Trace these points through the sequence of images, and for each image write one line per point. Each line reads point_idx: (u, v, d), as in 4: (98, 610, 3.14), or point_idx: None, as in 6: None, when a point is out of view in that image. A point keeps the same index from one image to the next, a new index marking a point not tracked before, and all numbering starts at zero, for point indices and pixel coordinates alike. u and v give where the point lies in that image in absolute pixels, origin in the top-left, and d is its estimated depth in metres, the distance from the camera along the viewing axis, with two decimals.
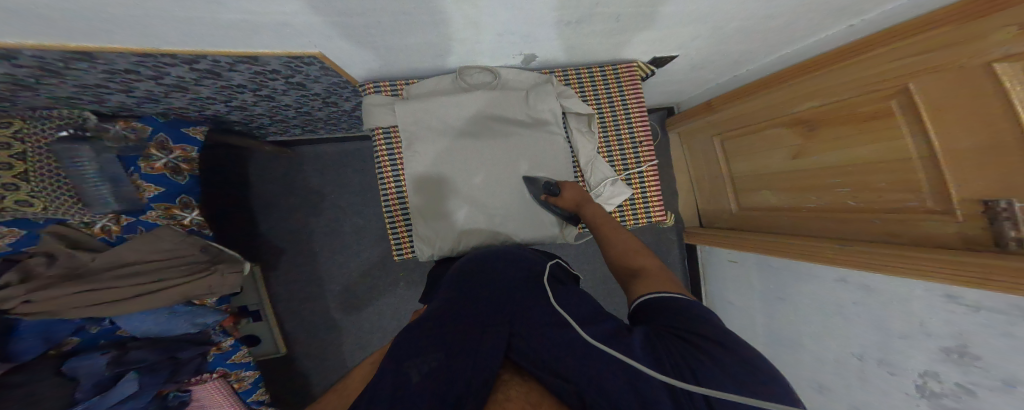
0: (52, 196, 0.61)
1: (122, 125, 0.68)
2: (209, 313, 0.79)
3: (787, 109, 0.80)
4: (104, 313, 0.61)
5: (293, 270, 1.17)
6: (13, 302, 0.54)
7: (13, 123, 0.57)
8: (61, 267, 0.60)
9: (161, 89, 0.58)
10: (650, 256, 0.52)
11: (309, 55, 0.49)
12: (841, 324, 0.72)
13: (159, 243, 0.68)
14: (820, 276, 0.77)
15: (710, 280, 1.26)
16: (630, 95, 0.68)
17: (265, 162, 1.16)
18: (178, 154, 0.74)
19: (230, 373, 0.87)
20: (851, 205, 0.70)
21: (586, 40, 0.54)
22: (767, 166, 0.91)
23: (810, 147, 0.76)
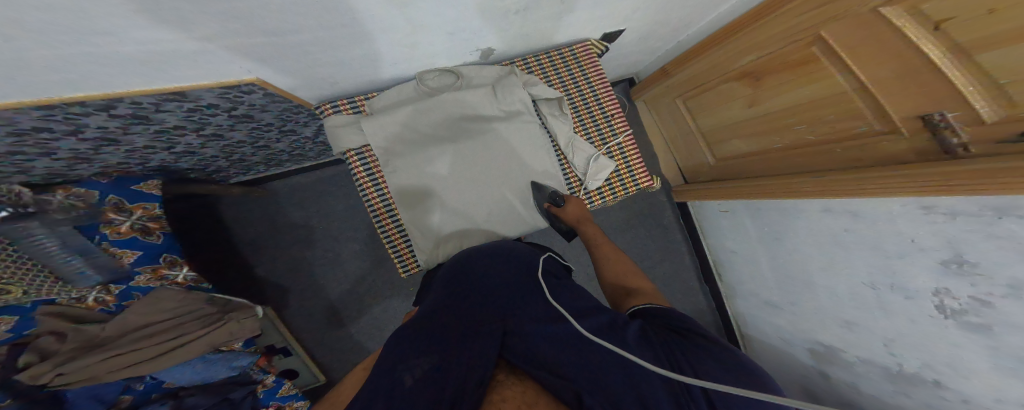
0: (28, 279, 0.57)
1: (62, 193, 0.61)
2: (241, 355, 0.82)
3: (734, 64, 0.81)
4: (138, 372, 0.62)
5: (300, 307, 1.18)
6: (46, 377, 0.54)
7: None
8: (77, 339, 0.59)
9: (86, 146, 0.54)
10: (644, 280, 0.57)
11: (245, 82, 0.48)
12: (844, 255, 0.74)
13: (163, 303, 0.69)
14: (809, 211, 0.79)
15: (709, 233, 1.28)
16: (591, 72, 0.69)
17: (243, 204, 1.14)
18: (141, 213, 0.70)
19: (284, 405, 0.97)
20: (812, 139, 0.72)
21: (531, 28, 0.55)
22: (729, 117, 0.92)
23: (761, 95, 0.79)
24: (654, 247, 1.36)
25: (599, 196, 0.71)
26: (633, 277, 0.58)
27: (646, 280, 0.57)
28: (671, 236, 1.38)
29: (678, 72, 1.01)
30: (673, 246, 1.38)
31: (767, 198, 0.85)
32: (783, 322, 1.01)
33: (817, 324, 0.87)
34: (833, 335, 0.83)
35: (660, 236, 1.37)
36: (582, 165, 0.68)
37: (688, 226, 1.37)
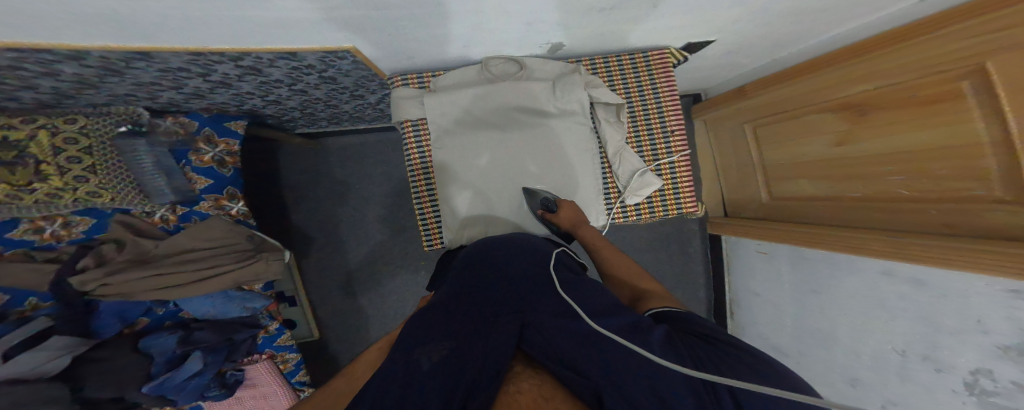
0: (118, 188, 0.68)
1: (170, 120, 0.74)
2: (257, 297, 0.87)
3: (838, 93, 0.73)
4: (168, 295, 0.69)
5: (321, 259, 1.23)
6: (93, 283, 0.63)
7: (78, 119, 0.62)
8: (132, 253, 0.69)
9: (205, 86, 0.62)
10: (651, 280, 0.55)
11: (343, 49, 0.50)
12: (879, 318, 0.69)
13: (210, 232, 0.74)
14: (866, 270, 0.72)
15: (735, 271, 1.24)
16: (661, 80, 0.66)
17: (297, 155, 1.21)
18: (223, 148, 0.81)
19: (277, 354, 0.99)
20: (903, 194, 0.64)
21: (613, 28, 0.53)
22: (805, 154, 0.86)
23: (858, 132, 0.71)
24: (672, 272, 1.34)
25: (635, 212, 0.68)
26: (639, 279, 0.56)
27: (652, 280, 0.55)
28: (692, 263, 1.35)
29: (756, 95, 0.95)
30: (691, 273, 1.35)
31: (819, 248, 0.80)
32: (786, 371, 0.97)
33: (820, 377, 0.84)
34: (835, 392, 0.80)
35: (681, 261, 1.34)
36: (626, 177, 0.66)
37: (714, 258, 1.33)
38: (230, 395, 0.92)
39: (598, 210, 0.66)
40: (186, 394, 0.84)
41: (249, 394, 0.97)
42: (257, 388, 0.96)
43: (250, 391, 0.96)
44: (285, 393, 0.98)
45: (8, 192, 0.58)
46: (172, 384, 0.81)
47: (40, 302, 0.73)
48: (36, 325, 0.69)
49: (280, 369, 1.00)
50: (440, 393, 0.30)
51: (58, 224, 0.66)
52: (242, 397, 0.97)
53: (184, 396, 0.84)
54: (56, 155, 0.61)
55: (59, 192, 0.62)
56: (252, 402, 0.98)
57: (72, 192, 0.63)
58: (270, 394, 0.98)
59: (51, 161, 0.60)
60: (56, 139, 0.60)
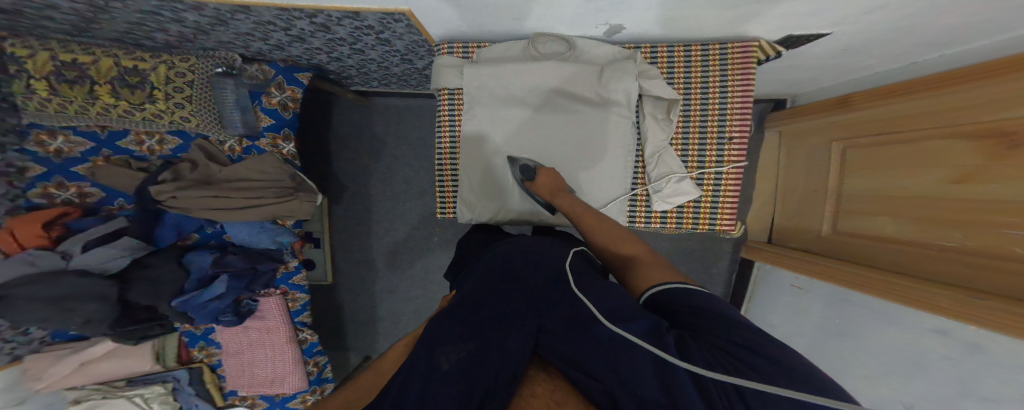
0: (204, 118, 0.84)
1: (256, 66, 0.86)
2: (285, 232, 0.96)
3: (983, 115, 0.59)
4: (213, 216, 0.84)
5: (350, 210, 1.30)
6: (165, 195, 0.81)
7: (190, 59, 0.81)
8: (198, 174, 0.85)
9: (286, 40, 0.69)
10: (639, 244, 0.53)
11: (399, 11, 0.50)
12: (915, 378, 0.62)
13: (262, 166, 0.86)
14: (913, 324, 0.65)
15: (758, 300, 1.18)
16: (733, 79, 0.59)
17: (346, 111, 1.27)
18: (288, 94, 0.91)
19: (289, 292, 1.05)
20: (1017, 253, 0.52)
21: (685, 13, 0.48)
22: (899, 188, 0.76)
23: (991, 170, 0.57)
24: None
25: (660, 219, 0.66)
26: (627, 245, 0.53)
27: (639, 243, 0.53)
28: (711, 280, 1.30)
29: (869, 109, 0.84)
30: (707, 290, 1.30)
31: (875, 295, 0.72)
32: None
33: None
34: None
35: (700, 276, 1.30)
36: (661, 180, 0.62)
37: (739, 281, 1.26)
38: (239, 323, 0.98)
39: (621, 211, 0.64)
40: (206, 314, 0.92)
41: (255, 326, 1.03)
42: (262, 321, 1.03)
43: (256, 322, 1.02)
44: (286, 330, 1.04)
45: (132, 108, 0.79)
46: (198, 301, 0.90)
47: (125, 204, 0.91)
48: (114, 224, 0.85)
49: (288, 307, 1.05)
50: (454, 397, 0.31)
51: (156, 139, 0.87)
52: (248, 328, 1.03)
53: (204, 316, 0.92)
54: (166, 85, 0.79)
55: (163, 114, 0.81)
56: (255, 334, 1.04)
57: (171, 116, 0.81)
58: (272, 328, 1.03)
59: (160, 88, 0.79)
60: (170, 71, 0.79)
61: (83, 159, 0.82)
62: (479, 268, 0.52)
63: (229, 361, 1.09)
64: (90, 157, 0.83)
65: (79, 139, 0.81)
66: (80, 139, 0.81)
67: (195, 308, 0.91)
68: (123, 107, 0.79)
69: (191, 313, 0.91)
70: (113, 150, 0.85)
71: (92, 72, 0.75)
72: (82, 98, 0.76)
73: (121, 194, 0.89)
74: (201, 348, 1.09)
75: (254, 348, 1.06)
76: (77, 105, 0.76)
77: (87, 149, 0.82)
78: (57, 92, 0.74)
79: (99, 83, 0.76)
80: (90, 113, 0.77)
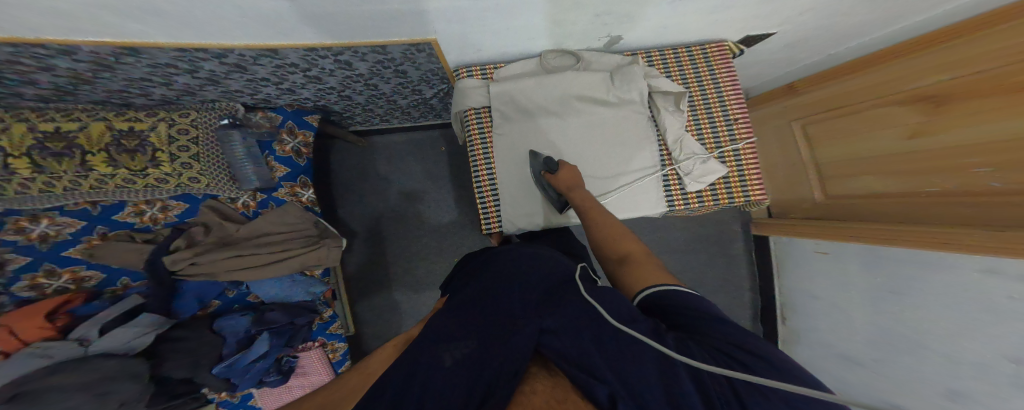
0: (215, 176, 0.84)
1: (260, 114, 0.91)
2: (317, 283, 1.00)
3: (907, 84, 0.72)
4: (245, 276, 0.86)
5: (364, 252, 1.28)
6: (181, 264, 0.81)
7: (190, 114, 0.82)
8: (216, 236, 0.85)
9: (302, 81, 0.73)
10: (638, 243, 0.52)
11: (426, 40, 0.55)
12: (982, 320, 0.62)
13: (286, 217, 0.90)
14: (962, 267, 0.66)
15: (788, 273, 1.19)
16: (722, 70, 0.67)
17: (350, 153, 1.29)
18: (300, 139, 0.98)
19: (328, 342, 1.07)
20: (995, 187, 0.60)
21: (680, 18, 0.54)
22: (866, 150, 0.83)
23: (934, 123, 0.68)
24: (714, 274, 1.31)
25: (698, 200, 0.67)
26: (626, 241, 0.52)
27: (637, 242, 0.52)
28: (735, 265, 1.32)
29: (818, 88, 0.93)
30: (733, 275, 1.32)
31: (897, 244, 0.77)
32: (854, 379, 0.90)
33: (902, 389, 0.77)
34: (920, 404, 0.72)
35: (723, 262, 1.32)
36: (689, 163, 0.65)
37: (764, 260, 1.28)
38: (286, 380, 0.99)
39: (660, 197, 0.66)
40: (249, 377, 0.91)
41: (298, 383, 1.03)
42: (306, 377, 1.02)
43: (299, 380, 1.02)
44: (331, 382, 1.05)
45: (132, 175, 0.77)
46: (240, 366, 0.89)
47: (129, 282, 0.86)
48: (130, 302, 0.82)
49: (329, 358, 1.07)
50: (460, 391, 0.30)
51: (158, 207, 0.84)
52: (291, 387, 1.03)
53: (247, 380, 0.91)
54: (170, 145, 0.79)
55: (169, 177, 0.80)
56: (299, 392, 1.03)
57: (178, 178, 0.80)
58: (316, 383, 1.04)
59: (165, 150, 0.79)
60: (172, 130, 0.80)
61: (76, 240, 0.78)
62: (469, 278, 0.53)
63: None
64: (83, 238, 0.79)
65: (68, 218, 0.77)
66: (68, 219, 0.77)
67: (236, 375, 0.89)
68: (122, 175, 0.76)
69: (233, 379, 0.89)
70: (108, 225, 0.81)
71: (80, 141, 0.73)
72: (73, 171, 0.73)
73: (125, 271, 0.84)
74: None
75: None
76: (66, 180, 0.72)
77: (79, 228, 0.78)
78: (42, 167, 0.70)
79: (93, 153, 0.74)
80: (82, 186, 0.74)
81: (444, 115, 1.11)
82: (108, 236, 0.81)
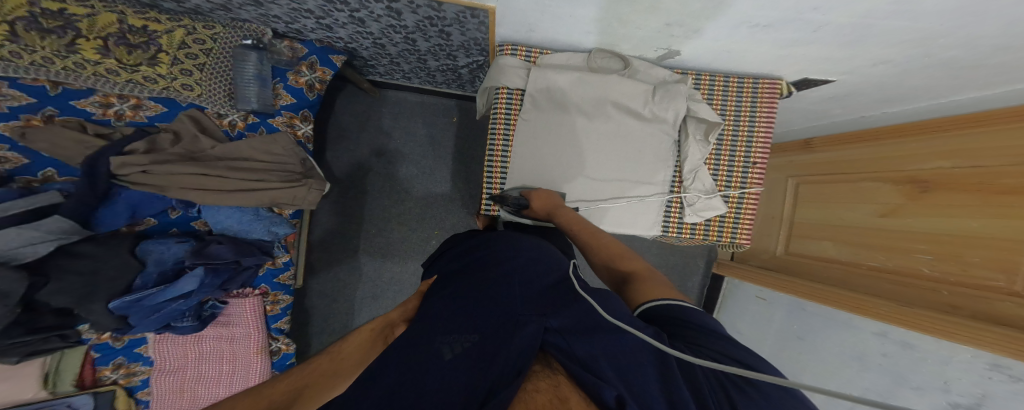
0: (209, 89, 0.76)
1: (286, 43, 0.82)
2: (282, 224, 0.93)
3: (904, 165, 0.78)
4: (202, 198, 0.77)
5: (340, 203, 1.21)
6: (130, 169, 0.72)
7: (216, 28, 0.74)
8: (183, 148, 0.78)
9: (344, 21, 0.68)
10: (641, 261, 0.54)
11: (485, 7, 0.52)
12: (853, 369, 0.76)
13: (273, 146, 0.84)
14: (857, 327, 0.78)
15: (726, 310, 1.31)
16: (762, 110, 0.70)
17: (354, 99, 1.20)
18: (318, 75, 0.89)
19: (270, 293, 1.01)
20: (925, 272, 0.69)
21: (753, 45, 0.55)
22: (840, 218, 0.92)
23: (911, 207, 0.75)
24: None
25: (690, 230, 0.73)
26: (627, 259, 0.55)
27: (638, 260, 0.54)
28: (687, 293, 1.42)
29: (830, 150, 1.00)
30: None
31: (824, 304, 0.87)
32: None
33: None
34: None
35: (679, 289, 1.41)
36: (695, 196, 0.70)
37: (711, 295, 1.40)
38: (199, 329, 0.92)
39: (656, 222, 0.70)
40: (155, 318, 0.83)
41: (211, 335, 0.96)
42: (228, 328, 0.96)
43: (216, 331, 0.96)
44: (258, 339, 0.99)
45: (120, 68, 0.68)
46: (149, 304, 0.81)
47: (54, 175, 0.76)
48: (45, 200, 0.72)
49: (265, 310, 1.01)
50: (459, 388, 0.28)
51: (130, 104, 0.76)
52: (202, 338, 0.96)
53: (150, 321, 0.83)
54: (177, 50, 0.71)
55: (160, 78, 0.72)
56: (211, 344, 0.97)
57: (169, 82, 0.72)
58: (239, 336, 0.97)
59: (170, 53, 0.71)
60: (187, 37, 0.72)
61: (13, 116, 0.68)
62: (463, 269, 0.52)
63: (161, 380, 0.97)
64: (23, 115, 0.69)
65: (15, 92, 0.67)
66: (15, 92, 0.67)
67: (137, 313, 0.81)
68: (108, 65, 0.68)
69: (133, 318, 0.81)
70: (60, 108, 0.72)
71: (81, 25, 0.65)
72: (54, 50, 0.64)
73: (54, 162, 0.75)
74: (116, 366, 0.94)
75: (206, 359, 0.98)
76: (39, 55, 0.63)
77: (24, 104, 0.68)
78: (18, 38, 0.61)
79: (87, 38, 0.65)
80: (54, 66, 0.64)
81: (465, 87, 1.08)
82: (54, 120, 0.71)
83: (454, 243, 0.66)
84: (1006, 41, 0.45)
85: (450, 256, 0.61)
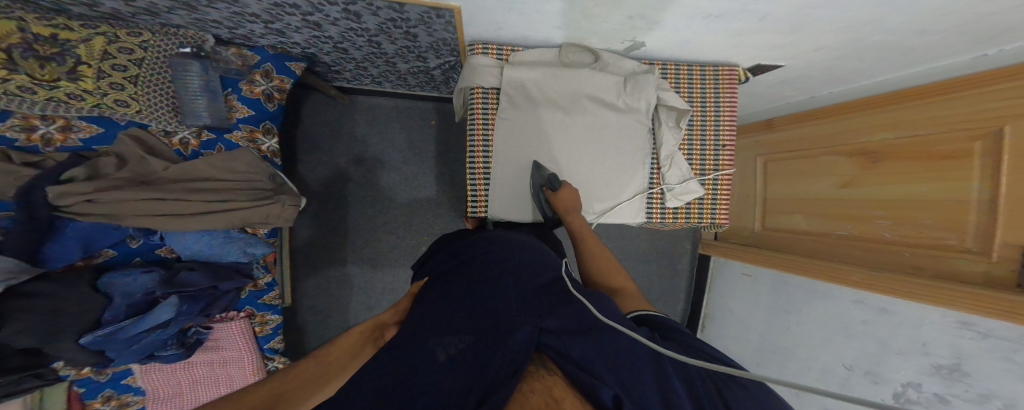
0: (147, 104, 0.70)
1: (234, 51, 0.78)
2: (258, 243, 0.89)
3: (852, 138, 0.84)
4: (161, 223, 0.73)
5: (321, 217, 1.17)
6: (75, 198, 0.66)
7: (143, 34, 0.68)
8: (130, 172, 0.72)
9: (296, 25, 0.65)
10: (626, 280, 0.60)
11: (450, 7, 0.52)
12: (840, 338, 0.80)
13: (235, 163, 0.80)
14: (836, 296, 0.83)
15: (715, 290, 1.35)
16: (725, 95, 0.72)
17: (321, 106, 1.16)
18: (275, 84, 0.86)
19: (257, 314, 0.96)
20: (886, 236, 0.75)
21: (710, 36, 0.57)
22: (808, 192, 0.97)
23: (865, 177, 0.80)
24: (657, 284, 1.45)
25: (673, 215, 0.75)
26: (616, 276, 0.60)
27: (626, 280, 0.61)
28: (677, 276, 1.47)
29: (785, 130, 1.05)
30: (673, 286, 1.47)
31: (801, 275, 0.93)
32: None
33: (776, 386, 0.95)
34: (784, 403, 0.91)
35: (668, 273, 1.46)
36: (673, 181, 0.72)
37: (700, 276, 1.45)
38: (188, 356, 0.88)
39: (640, 209, 0.71)
40: (133, 350, 0.79)
41: (201, 360, 0.92)
42: (217, 353, 0.92)
43: (204, 356, 0.91)
44: (252, 360, 0.95)
45: (35, 84, 0.62)
46: (122, 337, 0.77)
47: None
48: None
49: (255, 331, 0.97)
50: (454, 387, 0.29)
51: (57, 125, 0.69)
52: (192, 363, 0.92)
53: (129, 353, 0.79)
54: (101, 61, 0.64)
55: (87, 95, 0.65)
56: (202, 369, 0.93)
57: (98, 98, 0.66)
58: (231, 359, 0.94)
59: (93, 66, 0.64)
60: (110, 46, 0.65)
61: None
62: (454, 269, 0.52)
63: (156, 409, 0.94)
64: None
65: None
66: None
67: (114, 346, 0.77)
68: (19, 83, 0.61)
69: (109, 351, 0.77)
70: None
71: None
72: None
73: None
74: (105, 399, 0.89)
75: (200, 384, 0.94)
76: None
77: None
78: None
79: None
80: None
81: (439, 88, 1.06)
82: None
83: (444, 244, 0.65)
84: (934, 23, 0.48)
85: (441, 257, 0.61)
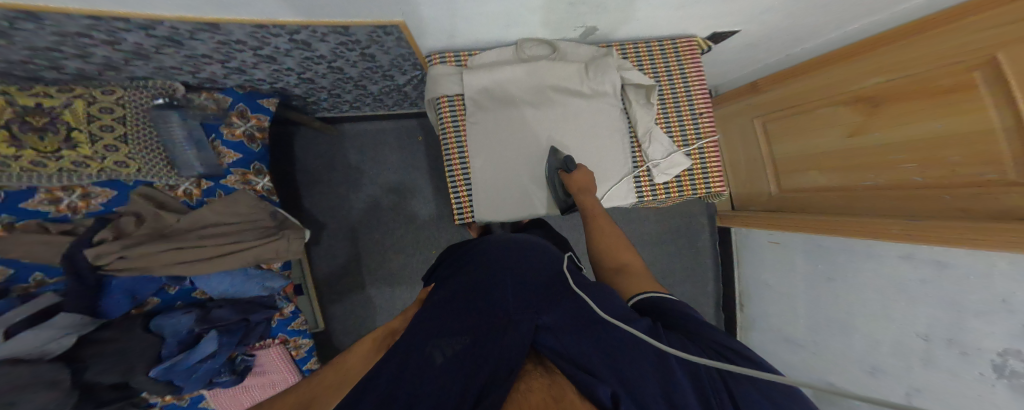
0: (143, 160, 0.77)
1: (205, 95, 0.84)
2: (275, 277, 0.94)
3: (849, 86, 0.78)
4: (189, 268, 0.79)
5: (333, 245, 1.23)
6: (109, 256, 0.73)
7: (116, 92, 0.73)
8: (149, 228, 0.79)
9: (254, 60, 0.68)
10: (631, 253, 0.58)
11: (393, 23, 0.53)
12: (903, 302, 0.71)
13: (234, 207, 0.85)
14: (882, 254, 0.76)
15: (745, 263, 1.27)
16: (689, 67, 0.70)
17: (312, 139, 1.22)
18: (254, 123, 0.91)
19: (290, 339, 1.02)
20: (919, 181, 0.67)
21: (654, 12, 0.56)
22: (817, 147, 0.89)
23: (874, 123, 0.74)
24: (680, 266, 1.39)
25: (664, 191, 0.70)
26: (622, 253, 0.58)
27: (631, 253, 0.58)
28: (700, 254, 1.40)
29: (772, 89, 1.00)
30: (699, 266, 1.40)
31: (830, 235, 0.86)
32: (795, 359, 1.01)
33: (836, 361, 0.87)
34: (849, 378, 0.83)
35: (690, 252, 1.39)
36: (656, 156, 0.68)
37: (727, 251, 1.37)
38: (239, 381, 0.95)
39: (630, 189, 0.68)
40: (196, 378, 0.85)
41: (255, 383, 1.00)
42: (264, 376, 0.99)
43: (256, 380, 1.00)
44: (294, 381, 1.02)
45: (40, 158, 0.68)
46: (184, 367, 0.83)
47: (44, 278, 0.77)
48: (44, 302, 0.73)
49: (292, 355, 1.03)
50: (451, 394, 0.29)
51: (77, 194, 0.76)
52: (248, 387, 1.00)
53: (194, 382, 0.85)
54: (88, 124, 0.70)
55: (89, 160, 0.71)
56: (257, 392, 1.01)
57: (99, 162, 0.72)
58: (278, 381, 1.01)
59: (83, 130, 0.70)
60: (91, 108, 0.71)
61: None
62: (452, 274, 0.53)
63: None
64: None
65: None
66: None
67: (180, 375, 0.83)
68: (30, 157, 0.67)
69: (178, 380, 0.83)
70: (14, 214, 0.72)
71: None
72: None
73: (39, 266, 0.76)
74: None
75: None
76: None
77: None
78: None
79: None
80: None
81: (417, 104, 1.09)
82: (15, 226, 0.72)
83: (448, 252, 0.65)
84: None
85: (445, 263, 0.61)
